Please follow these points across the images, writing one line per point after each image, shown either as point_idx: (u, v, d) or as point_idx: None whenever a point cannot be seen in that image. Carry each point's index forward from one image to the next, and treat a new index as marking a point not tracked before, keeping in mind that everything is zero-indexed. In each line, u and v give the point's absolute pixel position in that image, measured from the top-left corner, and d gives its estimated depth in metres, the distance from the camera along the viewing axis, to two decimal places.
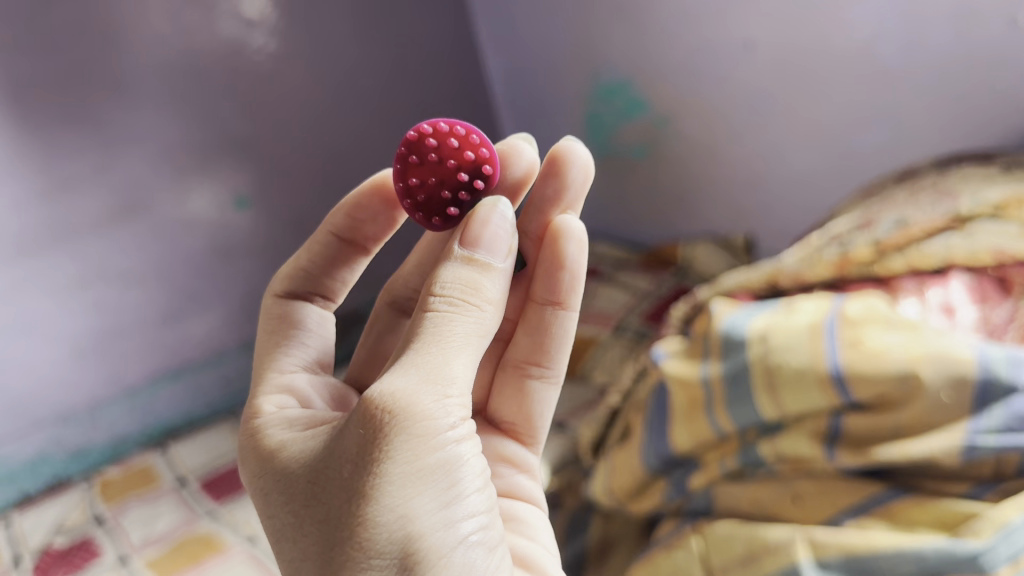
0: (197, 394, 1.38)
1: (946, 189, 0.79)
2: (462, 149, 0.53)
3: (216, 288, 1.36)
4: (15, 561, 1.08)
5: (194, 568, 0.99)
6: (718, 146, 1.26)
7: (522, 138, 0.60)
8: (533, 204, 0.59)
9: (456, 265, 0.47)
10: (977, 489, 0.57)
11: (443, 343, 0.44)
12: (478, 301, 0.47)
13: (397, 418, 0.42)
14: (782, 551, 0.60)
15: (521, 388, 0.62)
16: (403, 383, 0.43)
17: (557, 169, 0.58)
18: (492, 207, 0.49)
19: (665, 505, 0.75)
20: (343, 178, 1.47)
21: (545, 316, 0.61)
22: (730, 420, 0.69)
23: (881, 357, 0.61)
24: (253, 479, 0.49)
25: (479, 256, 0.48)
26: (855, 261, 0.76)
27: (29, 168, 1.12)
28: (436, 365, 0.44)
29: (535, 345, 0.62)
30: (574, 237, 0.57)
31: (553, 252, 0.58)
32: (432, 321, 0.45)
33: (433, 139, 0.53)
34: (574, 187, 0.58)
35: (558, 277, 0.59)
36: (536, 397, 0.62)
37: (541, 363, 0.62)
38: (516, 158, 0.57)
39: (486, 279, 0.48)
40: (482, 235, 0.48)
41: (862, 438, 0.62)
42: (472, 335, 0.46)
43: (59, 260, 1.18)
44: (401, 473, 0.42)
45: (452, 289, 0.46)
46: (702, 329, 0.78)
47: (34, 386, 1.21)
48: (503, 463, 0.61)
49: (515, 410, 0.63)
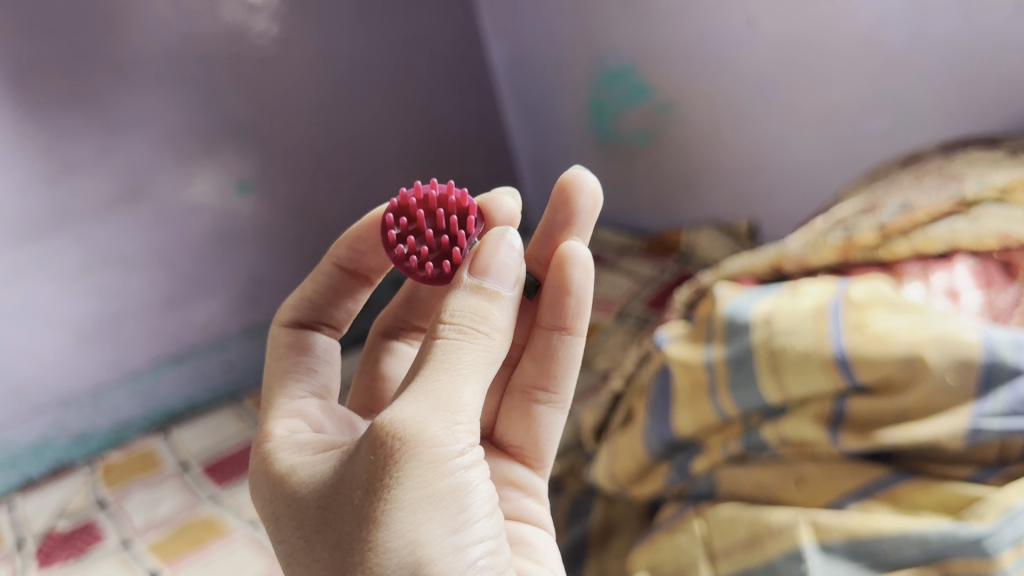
0: (200, 379, 1.38)
1: (952, 173, 0.78)
2: (446, 198, 0.55)
3: (220, 274, 1.36)
4: (19, 544, 1.08)
5: (197, 551, 1.00)
6: (723, 132, 1.26)
7: (506, 192, 0.61)
8: (543, 229, 0.62)
9: (464, 293, 0.48)
10: (981, 473, 0.56)
11: (453, 370, 0.45)
12: (485, 329, 0.47)
13: (408, 445, 0.42)
14: (785, 534, 0.60)
15: (528, 412, 0.62)
16: (412, 410, 0.43)
17: (566, 198, 0.60)
18: (500, 236, 0.50)
19: (668, 489, 0.75)
20: (345, 163, 1.46)
21: (552, 341, 0.60)
22: (734, 404, 0.69)
23: (887, 340, 0.61)
24: (264, 504, 0.48)
25: (487, 284, 0.48)
26: (860, 245, 0.76)
27: (32, 152, 1.12)
28: (446, 392, 0.44)
29: (540, 369, 0.61)
30: (579, 264, 0.57)
31: (558, 283, 0.58)
32: (442, 348, 0.45)
33: (415, 198, 0.54)
34: (583, 219, 0.60)
35: (564, 303, 0.58)
36: (542, 420, 0.62)
37: (548, 388, 0.61)
38: (496, 208, 0.58)
39: (497, 309, 0.48)
40: (490, 264, 0.49)
41: (867, 421, 0.61)
42: (481, 363, 0.46)
43: (62, 243, 1.18)
44: (411, 499, 0.42)
45: (461, 318, 0.47)
46: (706, 314, 0.78)
47: (37, 371, 1.22)
48: (510, 486, 0.60)
49: (520, 432, 0.62)
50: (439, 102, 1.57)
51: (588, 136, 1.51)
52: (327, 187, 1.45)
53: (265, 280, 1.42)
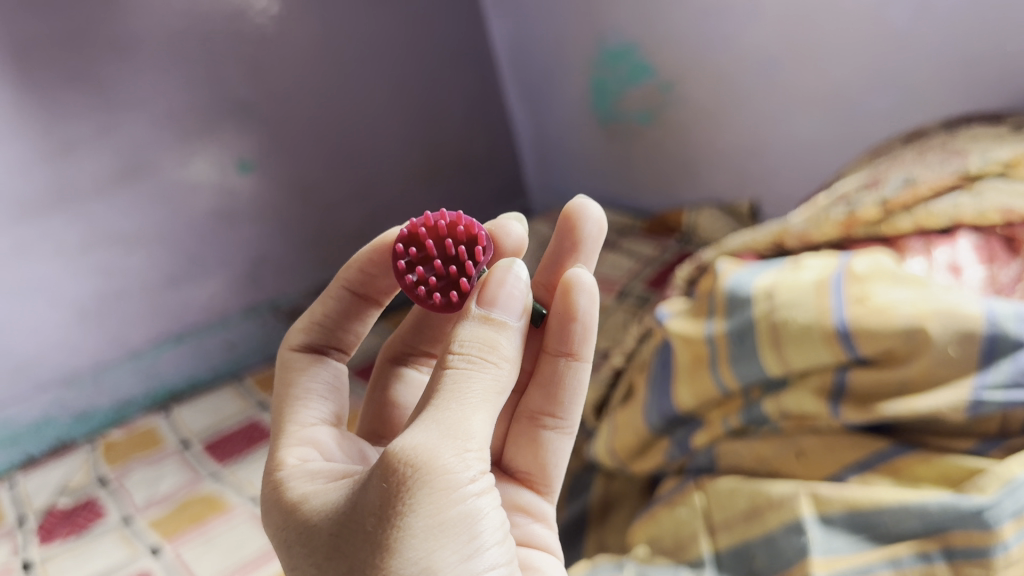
0: (201, 357, 1.38)
1: (955, 149, 0.77)
2: (454, 227, 0.54)
3: (220, 253, 1.36)
4: (20, 521, 1.09)
5: (198, 527, 1.00)
6: (726, 111, 1.25)
7: (513, 217, 0.60)
8: (548, 257, 0.61)
9: (473, 325, 0.46)
10: (982, 446, 0.56)
11: (463, 399, 0.43)
12: (494, 358, 0.46)
13: (420, 472, 0.40)
14: (786, 506, 0.60)
15: (534, 437, 0.58)
16: (423, 438, 0.42)
17: (570, 228, 0.59)
18: (508, 267, 0.48)
19: (669, 464, 0.75)
20: (346, 142, 1.46)
21: (558, 368, 0.56)
22: (735, 377, 0.68)
23: (888, 312, 0.60)
24: (275, 532, 0.46)
25: (495, 314, 0.47)
26: (862, 221, 0.75)
27: (32, 129, 1.12)
28: (456, 420, 0.43)
29: (543, 397, 0.57)
30: (584, 289, 0.53)
31: (564, 308, 0.54)
32: (451, 378, 0.44)
33: (425, 229, 0.54)
34: (588, 246, 0.60)
35: (569, 326, 0.55)
36: (548, 445, 0.58)
37: (553, 414, 0.58)
38: (505, 235, 0.57)
39: (506, 340, 0.47)
40: (497, 296, 0.47)
41: (868, 393, 0.61)
42: (490, 393, 0.45)
43: (63, 221, 1.18)
44: (423, 526, 0.40)
45: (470, 348, 0.45)
46: (707, 288, 0.77)
47: (39, 348, 1.22)
48: (518, 511, 0.57)
49: (525, 454, 0.58)
50: (439, 82, 1.56)
51: (591, 116, 1.51)
52: (327, 166, 1.44)
53: (265, 260, 1.42)
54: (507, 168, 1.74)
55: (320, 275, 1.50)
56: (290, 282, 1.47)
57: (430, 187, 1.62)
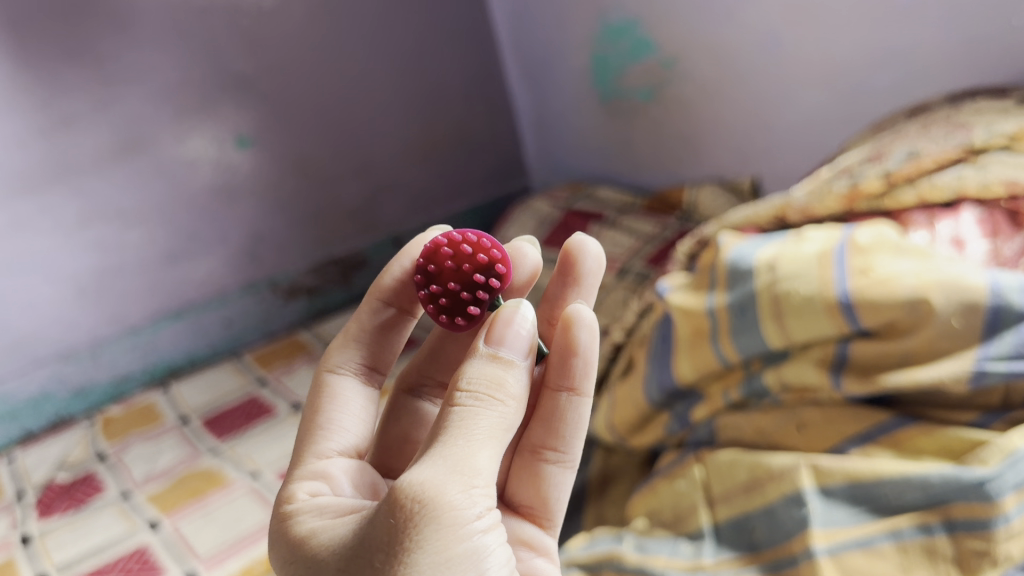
0: (199, 334, 1.38)
1: (959, 122, 0.76)
2: (474, 255, 0.51)
3: (218, 230, 1.35)
4: (19, 496, 1.08)
5: (197, 501, 1.00)
6: (728, 88, 1.24)
7: (527, 240, 0.61)
8: (546, 297, 0.59)
9: (480, 362, 0.44)
10: (985, 418, 0.56)
11: (470, 435, 0.40)
12: (501, 396, 0.43)
13: (428, 508, 0.38)
14: (786, 477, 0.60)
15: (534, 471, 0.53)
16: (430, 474, 0.39)
17: (569, 265, 0.57)
18: (515, 308, 0.46)
19: (668, 438, 0.75)
20: (344, 119, 1.44)
21: (557, 405, 0.51)
22: (736, 349, 0.68)
23: (891, 283, 0.59)
24: (282, 566, 0.44)
25: (503, 353, 0.44)
26: (865, 194, 0.74)
27: (28, 104, 1.11)
28: (462, 456, 0.40)
29: (544, 431, 0.52)
30: (583, 325, 0.49)
31: (564, 345, 0.50)
32: (457, 415, 0.41)
33: (448, 248, 0.52)
34: (588, 282, 0.57)
35: (569, 363, 0.50)
36: (550, 479, 0.53)
37: (555, 447, 0.52)
38: (520, 258, 0.58)
39: (514, 379, 0.44)
40: (505, 335, 0.45)
41: (871, 365, 0.61)
42: (497, 430, 0.42)
43: (61, 197, 1.18)
44: (430, 563, 0.38)
45: (478, 385, 0.43)
46: (708, 262, 0.77)
47: (36, 324, 1.22)
48: (521, 545, 0.51)
49: (525, 488, 0.53)
50: (439, 58, 1.54)
51: (591, 93, 1.49)
52: (325, 143, 1.43)
53: (264, 236, 1.41)
54: (507, 146, 1.73)
55: (318, 252, 1.49)
56: (289, 259, 1.46)
57: (429, 165, 1.61)
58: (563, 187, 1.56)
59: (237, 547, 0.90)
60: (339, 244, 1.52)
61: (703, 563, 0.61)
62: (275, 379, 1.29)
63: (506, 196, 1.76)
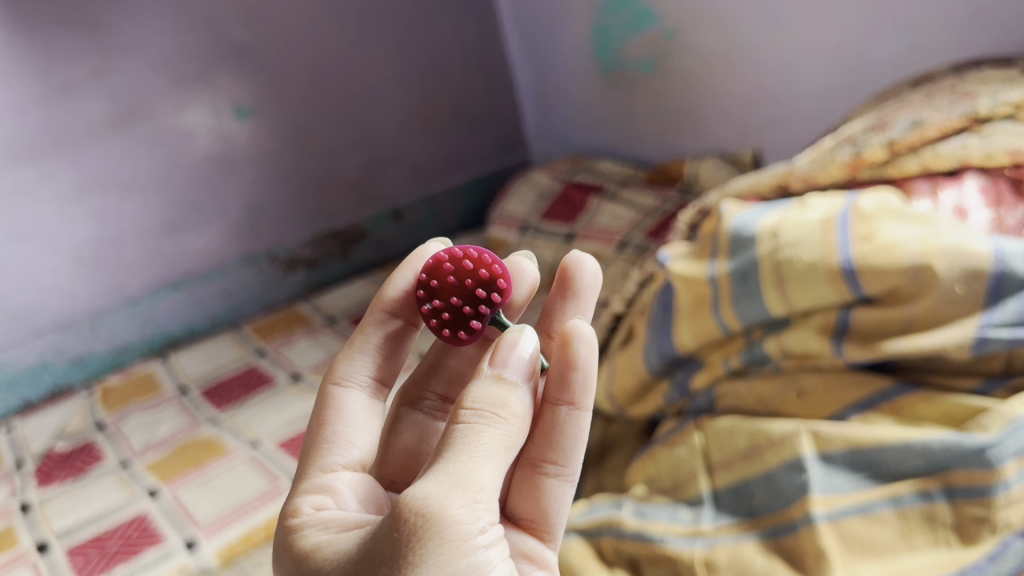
0: (198, 304, 1.37)
1: (965, 91, 0.76)
2: (476, 269, 0.50)
3: (217, 201, 1.34)
4: (18, 464, 1.08)
5: (196, 470, 1.00)
6: (730, 59, 1.23)
7: (524, 254, 0.58)
8: (541, 314, 0.55)
9: (484, 383, 0.41)
10: (986, 385, 0.56)
11: (473, 451, 0.37)
12: (504, 414, 0.39)
13: (432, 522, 0.35)
14: (786, 443, 0.60)
15: (531, 485, 0.46)
16: (433, 488, 0.36)
17: (566, 282, 0.54)
18: (520, 331, 0.43)
19: (668, 407, 0.75)
20: (343, 89, 1.43)
21: (556, 420, 0.44)
22: (737, 317, 0.68)
23: (895, 250, 0.59)
24: None
25: (507, 374, 0.41)
26: (868, 163, 0.74)
27: (24, 71, 1.10)
28: (465, 471, 0.37)
29: (542, 442, 0.45)
30: (581, 340, 0.44)
31: (561, 361, 0.44)
32: (460, 433, 0.38)
33: (449, 264, 0.51)
34: (586, 297, 0.54)
35: (568, 379, 0.44)
36: (550, 493, 0.45)
37: (555, 460, 0.45)
38: (519, 272, 0.55)
39: (520, 400, 0.41)
40: (509, 359, 0.42)
41: (872, 332, 0.60)
42: (500, 448, 0.38)
43: (58, 166, 1.17)
44: None
45: (482, 403, 0.39)
46: (710, 230, 0.76)
47: (35, 293, 1.21)
48: (521, 559, 0.45)
49: (523, 502, 0.46)
50: (439, 29, 1.53)
51: (591, 64, 1.48)
52: (323, 113, 1.42)
53: (262, 207, 1.40)
54: (508, 119, 1.72)
55: (317, 223, 1.49)
56: (288, 230, 1.45)
57: (429, 137, 1.60)
58: (563, 160, 1.56)
59: (236, 515, 0.90)
60: (339, 216, 1.51)
61: (703, 529, 0.61)
62: (274, 350, 1.28)
63: (507, 169, 1.75)
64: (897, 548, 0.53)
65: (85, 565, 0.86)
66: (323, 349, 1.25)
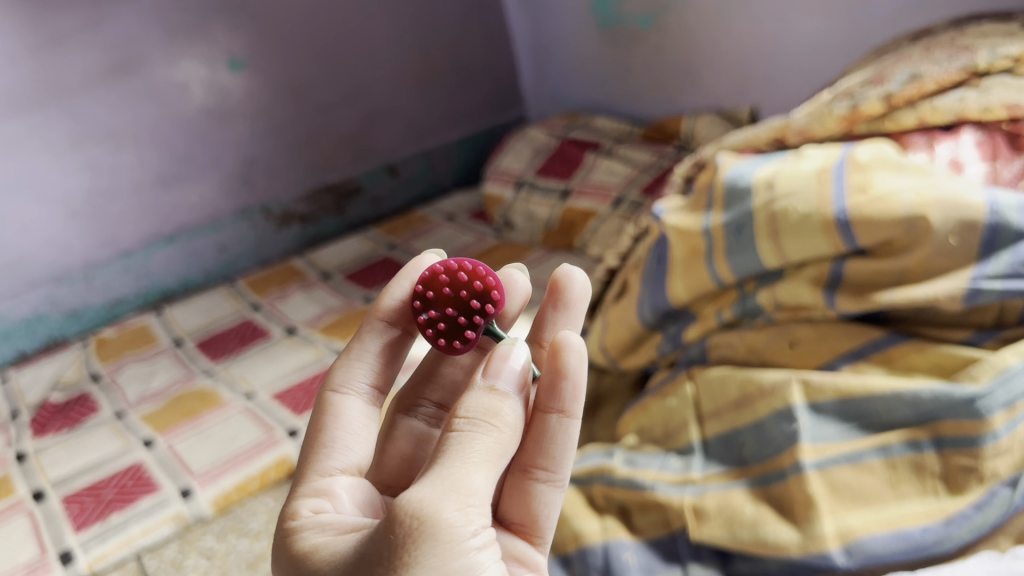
0: (193, 258, 1.37)
1: (964, 45, 0.75)
2: (471, 281, 0.49)
3: (211, 154, 1.34)
4: (13, 415, 1.09)
5: (192, 421, 1.00)
6: (728, 14, 1.21)
7: (518, 266, 0.56)
8: (533, 324, 0.53)
9: (477, 394, 0.39)
10: (976, 336, 0.57)
11: (466, 458, 0.36)
12: (497, 422, 0.38)
13: (426, 525, 0.34)
14: (777, 392, 0.60)
15: (521, 491, 0.42)
16: (427, 492, 0.35)
17: (556, 298, 0.51)
18: (513, 343, 0.42)
19: (661, 358, 0.76)
20: (337, 42, 1.42)
21: (546, 428, 0.42)
22: (730, 269, 0.68)
23: (890, 200, 0.59)
24: None
25: (500, 386, 0.40)
26: (865, 116, 0.73)
27: (15, 20, 1.09)
28: (459, 477, 0.36)
29: (532, 448, 0.42)
30: (571, 350, 0.41)
31: (551, 370, 0.41)
32: (453, 441, 0.37)
33: (445, 276, 0.50)
34: (576, 309, 0.51)
35: (558, 389, 0.41)
36: (540, 499, 0.42)
37: (545, 466, 0.42)
38: (511, 284, 0.53)
39: (513, 410, 0.39)
40: (502, 369, 0.40)
41: (864, 284, 0.61)
42: (493, 454, 0.37)
43: (51, 116, 1.16)
44: None
45: (475, 411, 0.38)
46: (706, 182, 0.76)
47: (29, 244, 1.21)
48: (512, 562, 0.42)
49: (511, 505, 0.43)
50: None
51: (590, 20, 1.46)
52: (318, 66, 1.41)
53: (256, 160, 1.39)
54: (505, 75, 1.70)
55: (312, 178, 1.48)
56: (282, 185, 1.45)
57: (425, 92, 1.58)
58: (560, 116, 1.54)
59: (233, 464, 0.90)
60: (333, 171, 1.50)
61: (692, 477, 0.62)
62: (269, 304, 1.28)
63: (503, 126, 1.74)
64: (885, 496, 0.53)
65: (80, 513, 0.86)
66: (317, 303, 1.25)
